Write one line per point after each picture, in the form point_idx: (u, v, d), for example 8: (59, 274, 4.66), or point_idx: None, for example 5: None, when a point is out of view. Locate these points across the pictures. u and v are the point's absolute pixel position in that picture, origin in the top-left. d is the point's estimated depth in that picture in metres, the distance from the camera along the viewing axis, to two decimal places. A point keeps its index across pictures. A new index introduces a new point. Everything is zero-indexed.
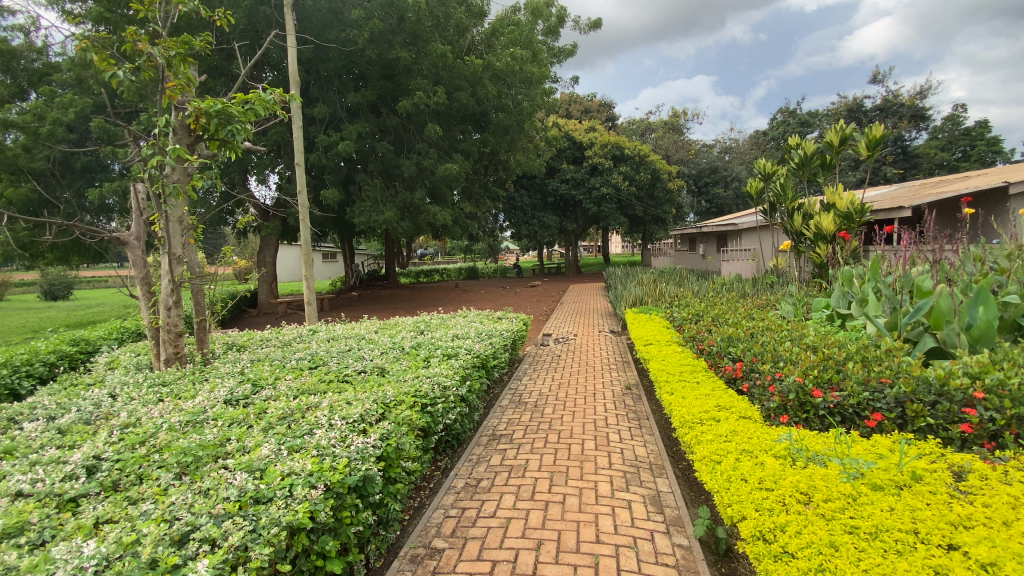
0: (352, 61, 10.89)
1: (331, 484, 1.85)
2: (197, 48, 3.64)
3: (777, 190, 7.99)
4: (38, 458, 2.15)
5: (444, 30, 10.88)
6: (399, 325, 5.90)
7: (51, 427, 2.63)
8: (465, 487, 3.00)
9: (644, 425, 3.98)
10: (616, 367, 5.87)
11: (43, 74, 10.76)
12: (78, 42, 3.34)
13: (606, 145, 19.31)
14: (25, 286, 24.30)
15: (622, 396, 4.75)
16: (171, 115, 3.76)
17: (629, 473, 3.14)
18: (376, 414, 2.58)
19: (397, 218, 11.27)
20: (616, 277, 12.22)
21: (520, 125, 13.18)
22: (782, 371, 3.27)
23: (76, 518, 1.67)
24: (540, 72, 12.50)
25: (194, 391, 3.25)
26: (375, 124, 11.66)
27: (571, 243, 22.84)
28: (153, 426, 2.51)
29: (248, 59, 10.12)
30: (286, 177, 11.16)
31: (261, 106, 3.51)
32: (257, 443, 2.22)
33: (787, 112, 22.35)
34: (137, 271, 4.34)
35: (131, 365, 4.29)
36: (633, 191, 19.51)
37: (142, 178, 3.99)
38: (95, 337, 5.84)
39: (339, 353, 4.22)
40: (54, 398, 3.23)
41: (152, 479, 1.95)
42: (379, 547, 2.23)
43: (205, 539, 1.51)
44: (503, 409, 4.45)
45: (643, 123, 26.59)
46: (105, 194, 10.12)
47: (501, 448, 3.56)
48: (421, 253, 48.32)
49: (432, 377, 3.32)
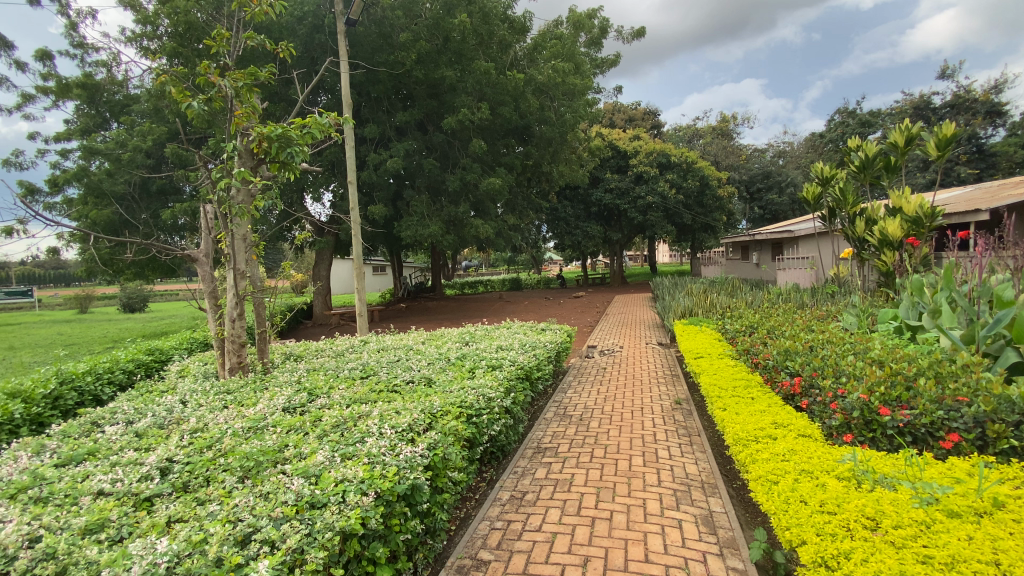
0: (399, 82, 11.29)
1: (381, 491, 1.89)
2: (262, 78, 3.94)
3: (835, 195, 7.54)
4: (117, 459, 2.33)
5: (488, 47, 11.26)
6: (444, 336, 6.01)
7: (129, 430, 2.84)
8: (510, 500, 2.99)
9: (695, 442, 3.85)
10: (664, 381, 5.70)
11: (123, 106, 11.78)
12: (158, 77, 3.65)
13: (651, 153, 19.11)
14: (107, 300, 26.37)
15: (671, 411, 4.60)
16: (237, 141, 3.99)
17: (679, 491, 3.04)
18: (424, 424, 2.63)
19: (441, 231, 11.50)
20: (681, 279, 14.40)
21: (562, 136, 13.15)
22: (844, 388, 3.08)
23: (150, 517, 1.80)
24: (583, 83, 12.47)
25: (255, 399, 3.43)
26: (421, 142, 11.99)
27: (615, 253, 22.47)
28: (219, 432, 2.66)
29: (305, 85, 10.72)
30: (339, 195, 11.71)
31: (317, 130, 3.74)
32: (312, 450, 2.31)
33: (845, 112, 21.21)
34: (205, 286, 4.56)
35: (200, 373, 4.59)
36: (680, 199, 19.02)
37: (211, 199, 4.25)
38: (167, 348, 6.25)
39: (388, 364, 4.34)
40: (132, 404, 3.49)
41: (218, 482, 2.06)
42: (428, 557, 2.24)
43: (265, 541, 1.57)
44: (548, 422, 4.41)
45: (690, 129, 25.98)
46: (178, 215, 10.91)
47: (546, 461, 3.53)
48: (465, 265, 49.28)
49: (476, 388, 3.33)
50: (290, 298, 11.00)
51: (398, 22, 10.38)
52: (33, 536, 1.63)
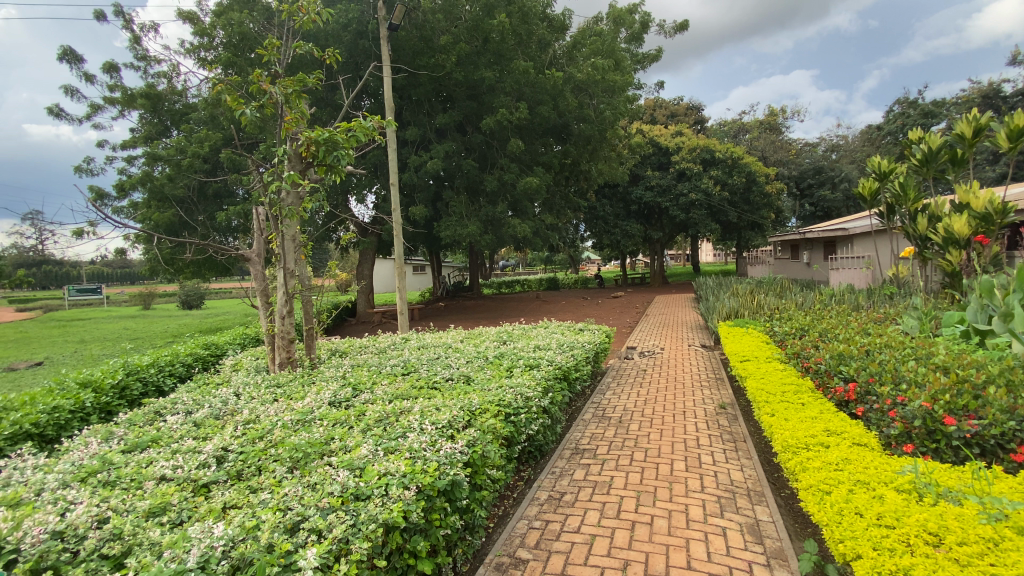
0: (439, 85, 11.47)
1: (423, 486, 1.93)
2: (310, 85, 4.08)
3: (895, 190, 7.10)
4: (178, 447, 2.48)
5: (527, 46, 11.30)
6: (482, 334, 6.07)
7: (189, 420, 3.01)
8: (548, 500, 2.98)
9: (741, 447, 3.72)
10: (708, 385, 5.54)
11: (182, 114, 12.50)
12: (215, 87, 3.86)
13: (694, 150, 18.60)
14: (168, 297, 28.07)
15: (715, 416, 4.47)
16: (286, 145, 4.15)
17: (724, 498, 2.95)
18: (463, 421, 2.66)
19: (479, 231, 11.60)
20: (725, 279, 14.05)
21: (602, 134, 12.97)
22: (904, 395, 2.90)
23: (207, 502, 1.91)
24: (623, 80, 12.27)
25: (303, 393, 3.58)
26: (460, 143, 12.12)
27: (656, 252, 22.01)
28: (270, 423, 2.79)
29: (349, 90, 11.04)
30: (381, 196, 12.02)
31: (361, 133, 3.86)
32: (356, 443, 2.38)
33: (906, 103, 19.96)
34: (258, 284, 4.77)
35: (252, 367, 4.82)
36: (725, 196, 18.41)
37: (263, 202, 4.45)
38: (223, 343, 6.60)
39: (428, 361, 4.42)
40: (191, 395, 3.70)
41: (269, 471, 2.16)
42: (466, 552, 2.28)
43: (313, 530, 1.63)
44: (586, 423, 4.37)
45: (735, 124, 25.13)
46: (232, 217, 11.49)
47: (585, 463, 3.50)
48: (503, 264, 49.52)
49: (514, 387, 3.35)
50: (335, 296, 11.39)
51: (438, 25, 10.52)
52: (102, 517, 1.75)
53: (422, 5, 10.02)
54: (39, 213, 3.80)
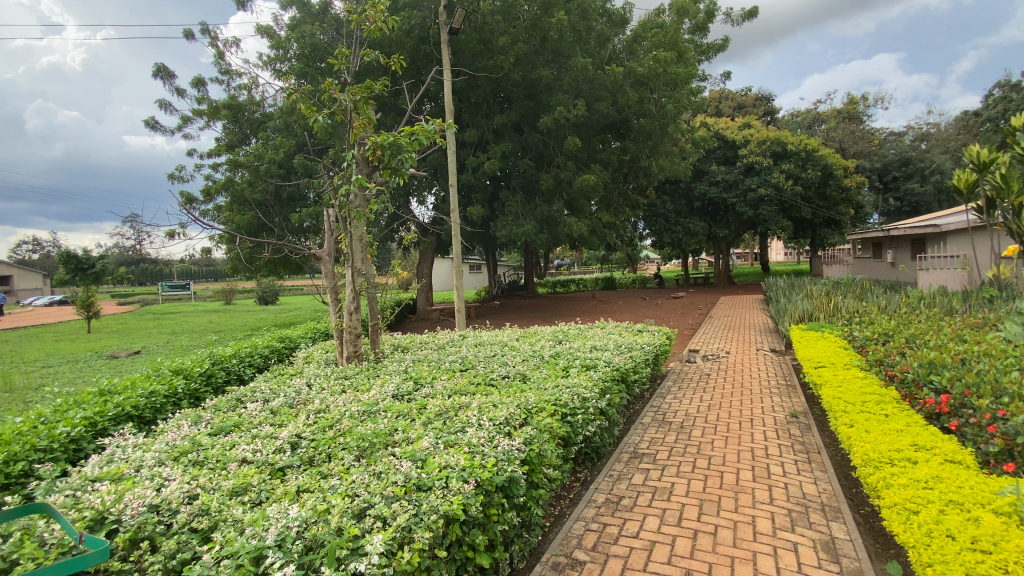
0: (498, 86, 11.58)
1: (481, 481, 1.97)
2: (376, 91, 4.27)
3: (997, 182, 6.40)
4: (257, 432, 2.68)
5: (586, 43, 11.16)
6: (538, 333, 6.08)
7: (267, 407, 3.24)
8: (606, 502, 2.94)
9: (814, 459, 3.49)
10: (777, 392, 5.23)
11: (260, 123, 13.42)
12: (290, 96, 4.12)
13: (763, 143, 17.65)
14: (247, 293, 30.26)
15: (786, 425, 4.21)
16: (355, 150, 4.36)
17: (795, 512, 2.78)
18: (520, 418, 2.68)
19: (535, 230, 11.62)
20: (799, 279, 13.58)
21: (663, 129, 12.58)
22: (1007, 409, 2.61)
23: (283, 484, 2.05)
24: (686, 72, 11.84)
25: (369, 385, 3.76)
26: (518, 143, 12.18)
27: (720, 251, 21.08)
28: (339, 413, 2.95)
29: (412, 95, 11.42)
30: (440, 197, 12.33)
31: (424, 136, 3.99)
32: (418, 436, 2.46)
33: (1012, 84, 17.88)
34: (328, 282, 5.05)
35: (323, 359, 5.11)
36: (797, 190, 17.31)
37: (333, 204, 4.71)
38: (296, 336, 7.03)
39: (485, 358, 4.50)
40: (268, 384, 3.98)
41: (338, 459, 2.28)
42: (523, 549, 2.29)
43: (378, 517, 1.71)
44: (645, 427, 4.26)
45: (809, 114, 23.56)
46: (304, 218, 12.22)
47: (644, 467, 3.42)
48: (559, 263, 49.27)
49: (571, 387, 3.33)
50: (397, 293, 11.82)
51: (497, 27, 10.62)
52: (192, 493, 1.93)
53: (481, 8, 10.17)
54: (138, 216, 4.23)
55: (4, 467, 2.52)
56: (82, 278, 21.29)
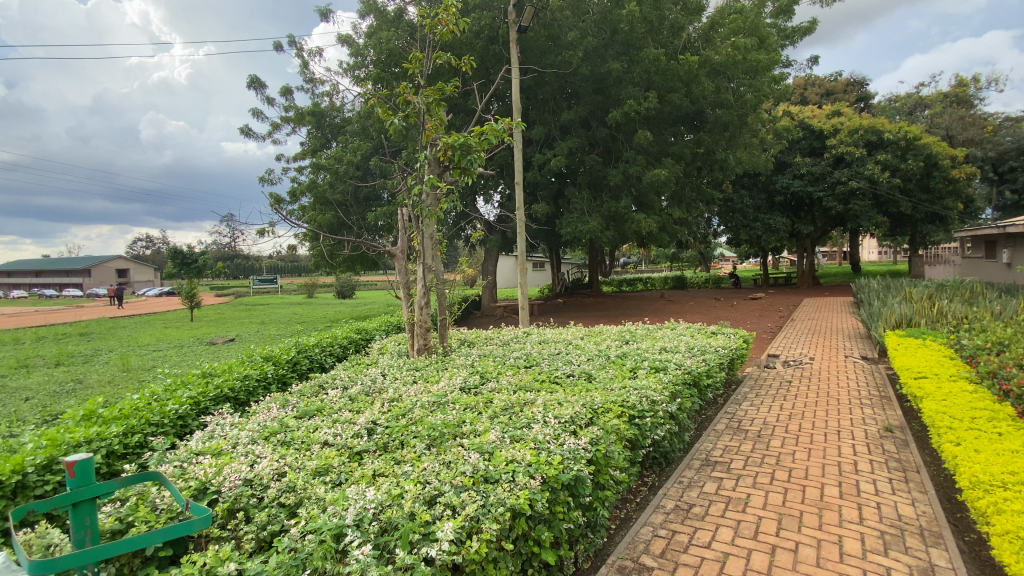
0: (566, 82, 11.49)
1: (547, 478, 1.98)
2: (448, 93, 4.39)
3: None
4: (337, 417, 2.86)
5: (658, 33, 10.80)
6: (604, 332, 5.98)
7: (346, 394, 3.46)
8: (675, 509, 2.84)
9: (913, 479, 3.17)
10: (869, 403, 4.78)
11: (340, 127, 14.23)
12: (369, 101, 4.33)
13: (855, 132, 16.22)
14: (326, 287, 32.29)
15: (878, 440, 3.85)
16: (427, 151, 4.51)
17: (890, 535, 2.54)
18: (586, 418, 2.66)
19: (602, 227, 11.43)
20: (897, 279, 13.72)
21: (742, 120, 11.90)
22: None
23: (361, 467, 2.17)
24: (768, 58, 11.11)
25: (438, 377, 3.90)
26: (585, 139, 12.03)
27: (803, 249, 19.62)
28: (411, 402, 3.08)
29: (481, 94, 11.62)
30: (506, 195, 12.45)
31: (493, 135, 4.06)
32: (485, 429, 2.51)
33: None
34: (400, 278, 5.26)
35: (395, 351, 5.36)
36: (896, 183, 15.73)
37: (406, 203, 4.90)
38: (370, 329, 7.40)
39: (550, 356, 4.50)
40: (347, 373, 4.24)
41: (410, 446, 2.39)
42: (588, 549, 2.27)
43: (448, 505, 1.76)
44: (719, 434, 4.07)
45: (910, 99, 21.32)
46: (378, 217, 12.83)
47: (717, 476, 3.26)
48: (624, 260, 48.29)
49: (639, 389, 3.25)
50: (463, 289, 12.11)
51: (566, 22, 10.55)
52: (281, 470, 2.10)
53: (551, 4, 10.15)
54: (234, 216, 4.64)
55: (124, 438, 2.87)
56: (186, 272, 23.67)
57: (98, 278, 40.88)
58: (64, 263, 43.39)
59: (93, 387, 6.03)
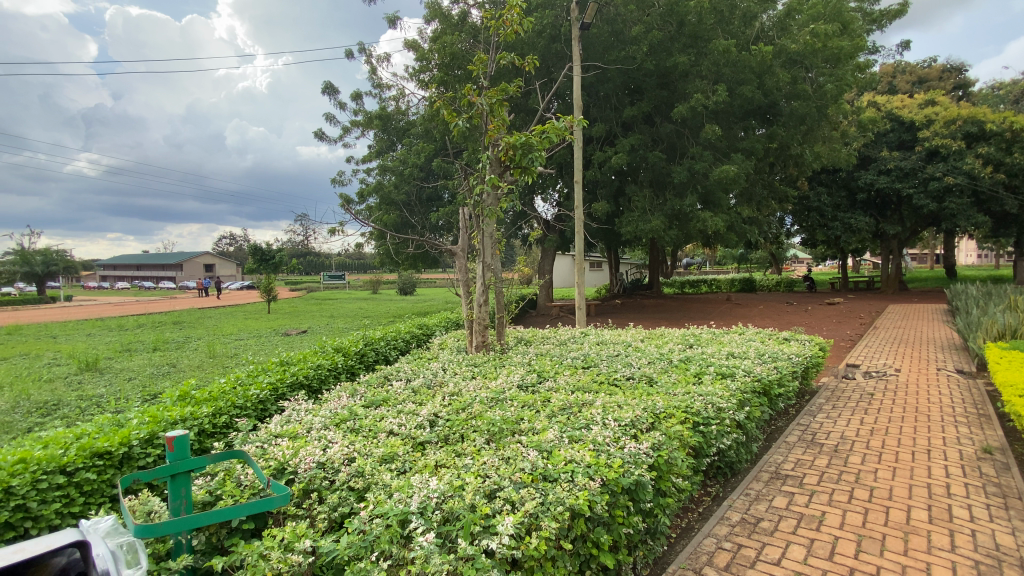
0: (629, 77, 11.25)
1: (608, 480, 1.95)
2: (510, 93, 4.44)
3: None
4: (402, 408, 2.97)
5: (729, 23, 10.35)
6: (665, 335, 5.80)
7: (409, 386, 3.58)
8: (741, 522, 2.71)
9: (1017, 506, 2.84)
10: (966, 421, 4.32)
11: (404, 130, 14.74)
12: (433, 103, 4.46)
13: (953, 123, 14.71)
14: (389, 283, 33.69)
15: (976, 461, 3.47)
16: (489, 151, 4.58)
17: (988, 566, 2.30)
18: (647, 422, 2.60)
19: (664, 226, 11.09)
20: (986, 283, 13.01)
21: (820, 112, 11.13)
22: None
23: (424, 457, 2.24)
24: (851, 45, 10.34)
25: (496, 373, 3.95)
26: (648, 135, 11.72)
27: (888, 251, 18.03)
28: (471, 398, 3.14)
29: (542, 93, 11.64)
30: (565, 194, 12.38)
31: (554, 133, 4.06)
32: (543, 427, 2.52)
33: None
34: (461, 275, 5.36)
35: (455, 346, 5.48)
36: (1001, 178, 14.11)
37: (467, 203, 5.00)
38: (432, 325, 7.63)
39: (608, 357, 4.43)
40: (409, 366, 4.40)
41: (471, 440, 2.44)
42: (647, 556, 2.22)
43: (507, 500, 1.78)
44: (790, 446, 3.83)
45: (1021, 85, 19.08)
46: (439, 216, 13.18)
47: (788, 490, 3.08)
48: (687, 261, 46.67)
49: (704, 395, 3.12)
50: (520, 288, 12.18)
51: (630, 17, 10.51)
52: (351, 456, 2.21)
53: None
54: (308, 215, 4.96)
55: (213, 418, 3.15)
56: (264, 267, 25.46)
57: (188, 272, 45.18)
58: (162, 257, 48.23)
59: (184, 370, 6.64)
